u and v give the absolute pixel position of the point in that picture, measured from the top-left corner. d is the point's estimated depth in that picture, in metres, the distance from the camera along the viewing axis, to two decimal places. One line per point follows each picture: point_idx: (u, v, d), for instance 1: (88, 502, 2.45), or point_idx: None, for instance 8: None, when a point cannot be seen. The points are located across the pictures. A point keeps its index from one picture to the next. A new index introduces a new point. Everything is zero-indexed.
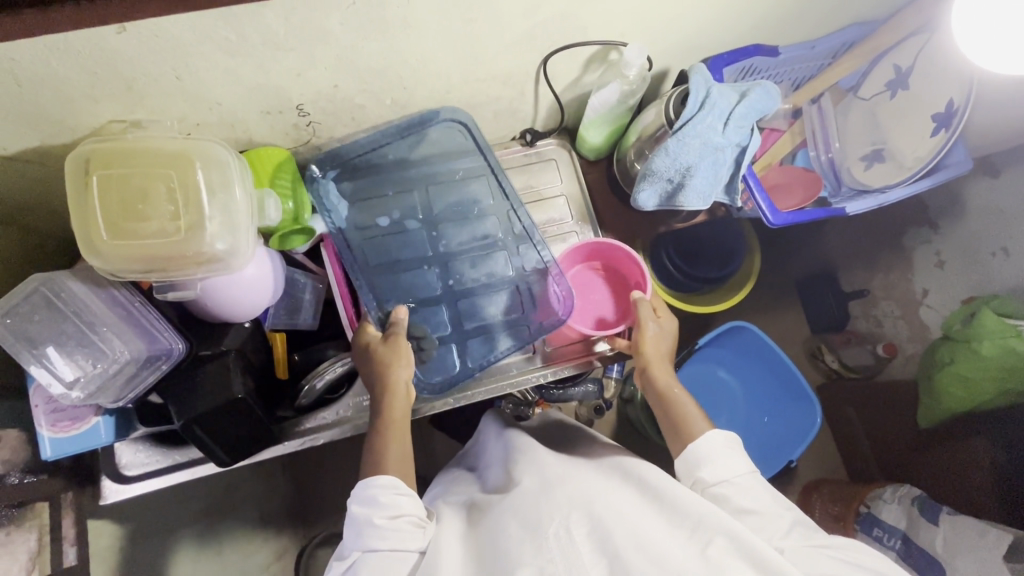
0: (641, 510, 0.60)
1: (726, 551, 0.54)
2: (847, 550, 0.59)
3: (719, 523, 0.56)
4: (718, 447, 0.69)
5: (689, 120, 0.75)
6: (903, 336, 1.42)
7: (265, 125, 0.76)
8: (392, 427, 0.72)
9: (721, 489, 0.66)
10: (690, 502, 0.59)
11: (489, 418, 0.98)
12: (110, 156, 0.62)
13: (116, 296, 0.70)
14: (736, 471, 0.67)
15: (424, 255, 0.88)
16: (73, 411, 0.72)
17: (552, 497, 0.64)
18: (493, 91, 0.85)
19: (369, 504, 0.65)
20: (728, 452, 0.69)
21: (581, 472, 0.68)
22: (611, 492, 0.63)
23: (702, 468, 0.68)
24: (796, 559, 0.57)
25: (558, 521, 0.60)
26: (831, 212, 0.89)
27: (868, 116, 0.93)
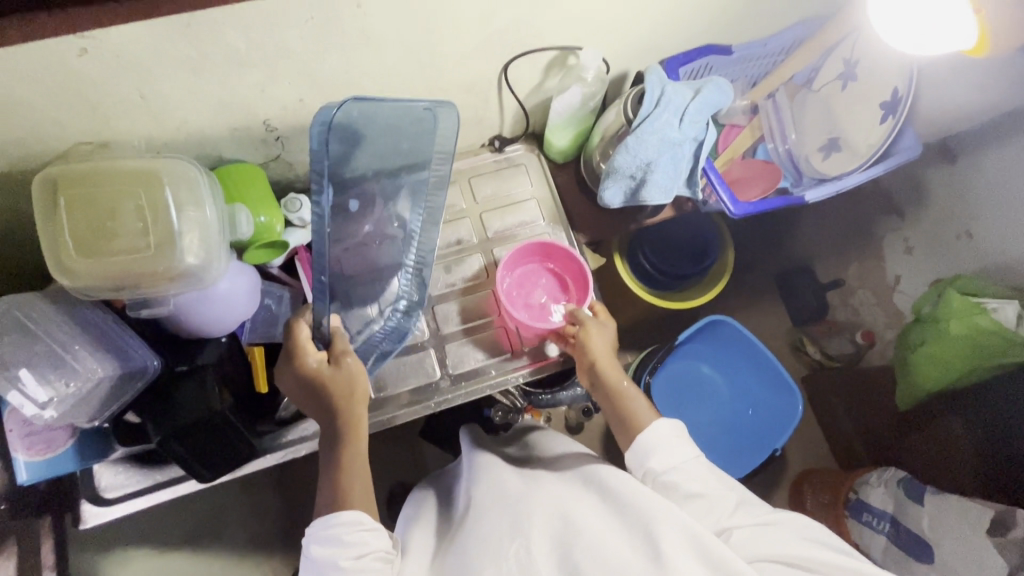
0: (598, 520, 0.66)
1: (678, 544, 0.60)
2: (794, 525, 0.65)
3: (664, 521, 0.62)
4: (666, 434, 0.74)
5: (645, 118, 0.78)
6: (880, 322, 1.45)
7: (234, 142, 0.77)
8: (345, 471, 0.71)
9: (670, 477, 0.70)
10: (644, 505, 0.65)
11: (464, 436, 1.00)
12: (78, 176, 0.63)
13: (88, 316, 0.71)
14: (684, 459, 0.71)
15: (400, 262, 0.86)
16: (49, 433, 0.71)
17: (515, 518, 0.69)
18: (458, 99, 0.87)
19: (333, 542, 0.65)
20: (676, 440, 0.74)
21: (542, 488, 0.75)
22: (572, 504, 0.69)
23: (650, 460, 0.72)
24: (742, 541, 0.62)
25: (520, 539, 0.65)
26: (789, 200, 0.92)
27: (823, 108, 0.97)
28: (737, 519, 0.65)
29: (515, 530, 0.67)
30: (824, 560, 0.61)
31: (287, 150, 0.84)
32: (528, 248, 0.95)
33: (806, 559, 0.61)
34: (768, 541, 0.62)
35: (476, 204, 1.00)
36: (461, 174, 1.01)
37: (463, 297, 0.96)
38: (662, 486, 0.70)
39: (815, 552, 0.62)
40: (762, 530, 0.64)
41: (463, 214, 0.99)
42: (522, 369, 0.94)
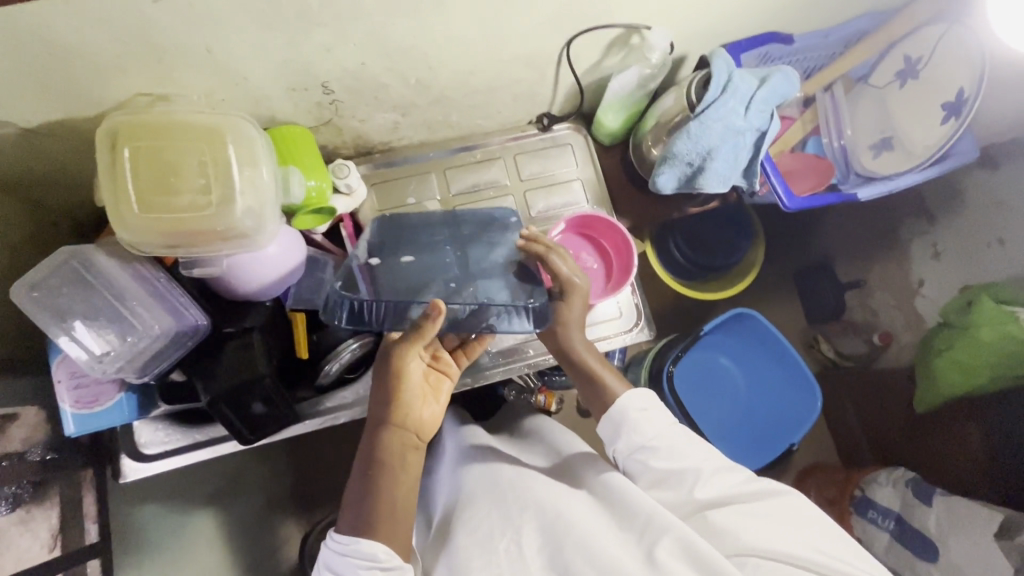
0: (592, 519, 0.66)
1: (671, 547, 0.60)
2: (780, 503, 0.64)
3: (660, 522, 0.62)
4: (634, 406, 0.72)
5: (711, 103, 0.77)
6: (899, 325, 1.41)
7: (289, 103, 0.76)
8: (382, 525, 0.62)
9: (642, 455, 0.70)
10: (638, 505, 0.65)
11: (446, 418, 0.98)
12: (139, 128, 0.61)
13: (142, 271, 0.69)
14: (659, 430, 0.70)
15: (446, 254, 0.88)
16: (96, 386, 0.70)
17: (507, 511, 0.69)
18: (516, 73, 0.85)
19: (343, 574, 0.60)
20: (646, 411, 0.72)
21: (535, 479, 0.74)
22: (566, 498, 0.69)
23: (620, 439, 0.72)
24: (719, 520, 0.63)
25: (510, 535, 0.66)
26: (842, 198, 0.91)
27: (879, 105, 0.95)
28: (717, 493, 0.66)
29: (506, 525, 0.68)
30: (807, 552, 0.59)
31: (340, 114, 0.82)
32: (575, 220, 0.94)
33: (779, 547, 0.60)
34: (751, 534, 0.61)
35: (520, 182, 0.99)
36: (506, 150, 1.00)
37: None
38: (636, 463, 0.70)
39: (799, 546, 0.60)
40: (742, 514, 0.63)
41: (507, 191, 0.99)
42: None
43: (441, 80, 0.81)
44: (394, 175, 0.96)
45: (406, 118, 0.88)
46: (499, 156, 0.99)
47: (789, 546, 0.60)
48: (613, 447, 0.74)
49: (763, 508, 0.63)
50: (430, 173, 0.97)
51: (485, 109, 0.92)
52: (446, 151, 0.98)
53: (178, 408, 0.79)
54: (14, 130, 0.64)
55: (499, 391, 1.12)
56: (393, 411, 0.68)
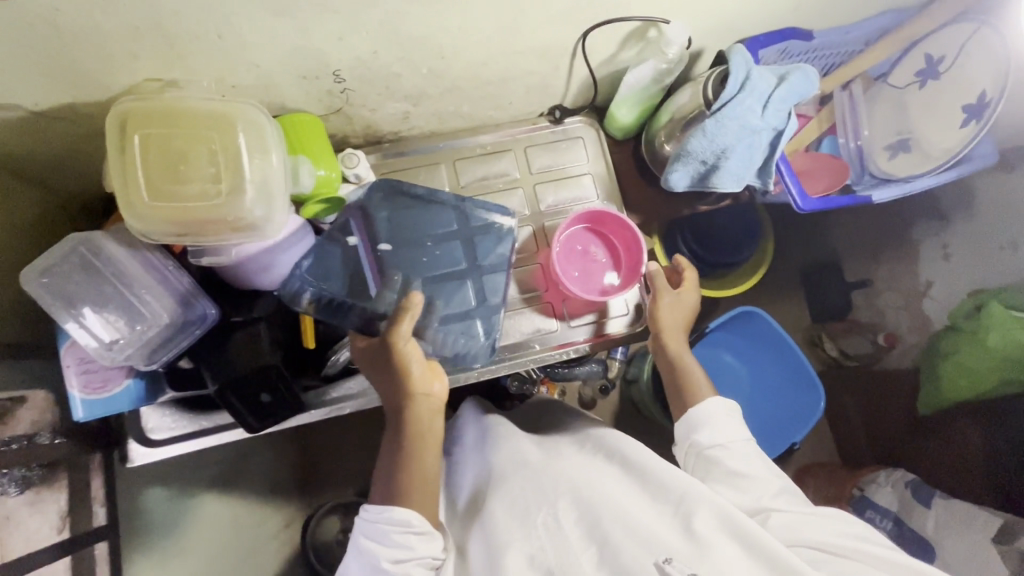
0: (624, 495, 0.66)
1: (709, 520, 0.61)
2: (839, 518, 0.66)
3: (695, 498, 0.64)
4: (718, 411, 0.79)
5: (727, 102, 0.75)
6: (904, 326, 1.39)
7: (300, 91, 0.75)
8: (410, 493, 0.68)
9: (714, 452, 0.75)
10: (671, 481, 0.66)
11: (468, 408, 0.96)
12: (150, 115, 0.61)
13: (150, 259, 0.69)
14: (733, 435, 0.76)
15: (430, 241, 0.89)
16: (106, 372, 0.70)
17: (540, 487, 0.69)
18: (529, 65, 0.83)
19: (379, 539, 0.64)
20: (727, 417, 0.78)
21: (563, 456, 0.75)
22: (592, 476, 0.70)
23: (698, 432, 0.77)
24: (783, 521, 0.65)
25: (548, 509, 0.66)
26: (857, 199, 0.90)
27: (897, 105, 0.93)
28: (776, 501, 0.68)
29: (541, 499, 0.68)
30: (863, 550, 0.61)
31: (350, 103, 0.81)
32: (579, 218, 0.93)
33: (833, 544, 0.62)
34: (807, 530, 0.64)
35: (530, 175, 0.98)
36: (517, 143, 0.99)
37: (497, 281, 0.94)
38: (705, 459, 0.75)
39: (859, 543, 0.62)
40: (801, 518, 0.65)
41: (516, 184, 0.98)
42: (572, 344, 0.94)
43: (454, 70, 0.79)
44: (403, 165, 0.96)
45: (416, 108, 0.87)
46: (510, 148, 0.98)
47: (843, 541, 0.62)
48: (686, 444, 0.79)
49: (822, 516, 0.66)
50: (439, 163, 0.96)
51: (498, 100, 0.91)
52: (456, 142, 0.97)
53: (185, 395, 0.79)
54: (22, 113, 0.63)
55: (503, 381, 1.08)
56: (401, 393, 0.71)
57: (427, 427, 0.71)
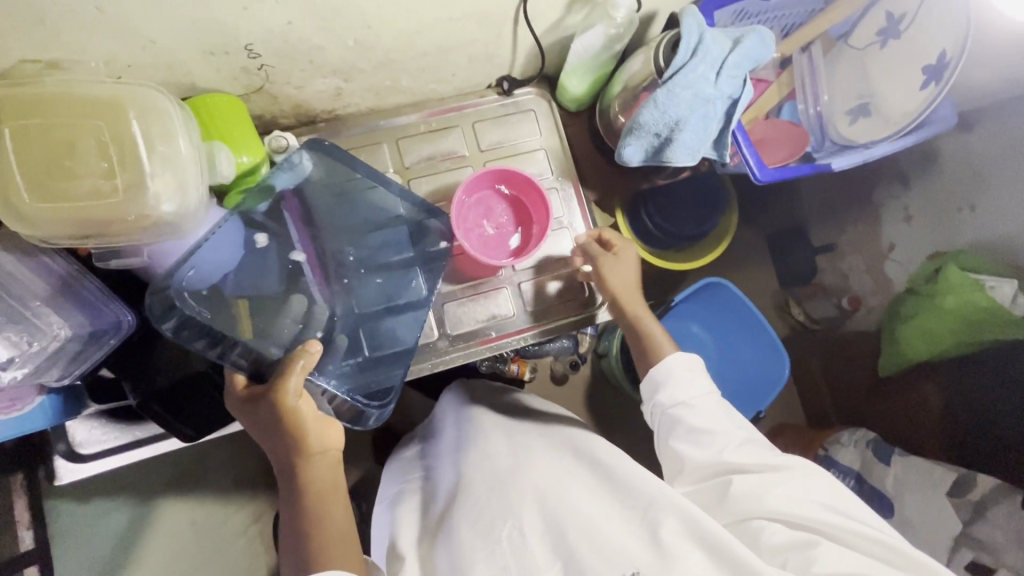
0: (592, 503, 0.65)
1: (677, 530, 0.60)
2: (803, 477, 0.65)
3: (664, 505, 0.62)
4: (679, 371, 0.75)
5: (679, 69, 0.70)
6: (868, 288, 1.39)
7: (210, 69, 0.67)
8: (323, 547, 0.60)
9: (677, 411, 0.73)
10: (641, 488, 0.64)
11: (450, 397, 0.93)
12: (21, 103, 0.53)
13: (47, 265, 0.62)
14: (696, 394, 0.74)
15: (367, 233, 0.84)
16: (15, 391, 0.63)
17: (506, 498, 0.67)
18: (468, 33, 0.76)
19: None
20: (689, 375, 0.75)
21: (533, 461, 0.72)
22: (562, 484, 0.67)
23: (660, 392, 0.75)
24: (747, 485, 0.64)
25: (512, 521, 0.64)
26: (817, 168, 0.87)
27: (857, 67, 0.90)
28: (740, 459, 0.67)
29: (506, 512, 0.65)
30: (824, 521, 0.61)
31: (272, 81, 0.74)
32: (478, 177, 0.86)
33: (796, 517, 0.61)
34: (772, 499, 0.63)
35: (479, 152, 0.93)
36: (464, 118, 0.92)
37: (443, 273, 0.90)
38: (671, 421, 0.73)
39: (824, 514, 0.62)
40: (766, 480, 0.65)
41: (465, 162, 0.92)
42: (528, 330, 0.92)
43: (384, 41, 0.72)
44: (343, 145, 0.89)
45: (349, 84, 0.80)
46: (456, 124, 0.92)
47: (806, 513, 0.62)
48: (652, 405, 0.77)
49: (783, 475, 0.65)
50: (381, 143, 0.90)
51: (439, 73, 0.84)
52: (399, 119, 0.90)
53: (112, 406, 0.74)
54: None
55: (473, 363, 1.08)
56: (293, 451, 0.63)
57: (326, 484, 0.63)
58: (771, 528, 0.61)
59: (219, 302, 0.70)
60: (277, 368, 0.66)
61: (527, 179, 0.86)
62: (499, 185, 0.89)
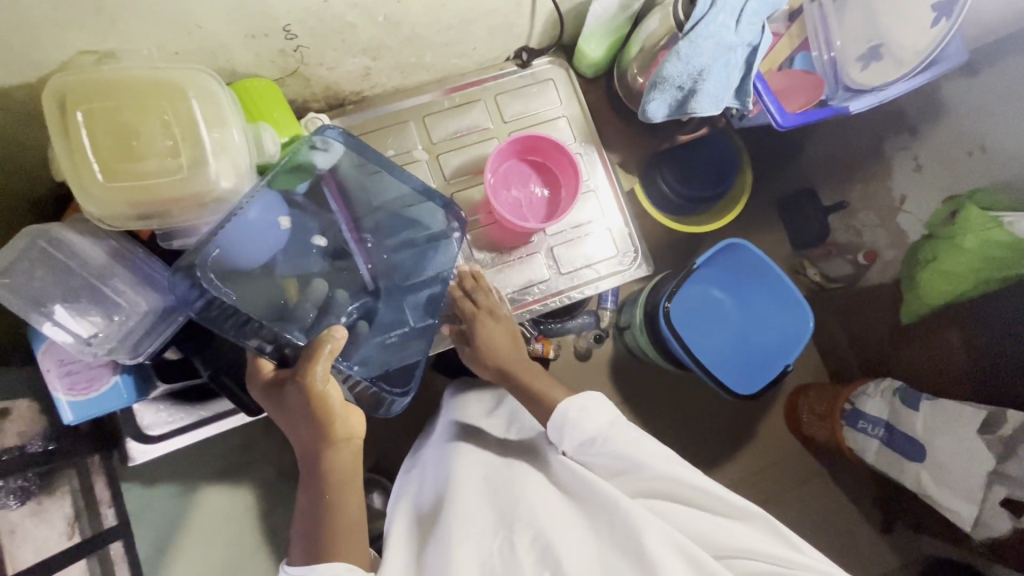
0: (572, 520, 0.63)
1: (659, 542, 0.57)
2: (756, 520, 0.62)
3: (638, 519, 0.58)
4: (579, 412, 0.70)
5: (700, 19, 0.72)
6: (882, 243, 1.36)
7: (250, 52, 0.70)
8: (338, 537, 0.61)
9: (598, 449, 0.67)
10: (611, 499, 0.61)
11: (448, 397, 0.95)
12: (88, 88, 0.56)
13: (119, 246, 0.66)
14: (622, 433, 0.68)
15: (389, 209, 0.82)
16: (90, 371, 0.67)
17: (504, 510, 0.66)
18: (490, 3, 0.79)
19: None
20: (587, 414, 0.70)
21: (524, 480, 0.70)
22: (541, 502, 0.65)
23: (568, 436, 0.70)
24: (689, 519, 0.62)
25: (505, 533, 0.63)
26: (834, 109, 0.92)
27: (867, 12, 0.91)
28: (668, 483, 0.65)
29: (502, 525, 0.64)
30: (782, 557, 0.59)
31: (306, 62, 0.76)
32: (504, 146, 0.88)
33: (755, 552, 0.59)
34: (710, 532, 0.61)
35: (503, 124, 0.95)
36: (485, 92, 0.95)
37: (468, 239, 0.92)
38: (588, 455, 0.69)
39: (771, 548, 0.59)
40: (713, 515, 0.62)
41: (490, 135, 0.95)
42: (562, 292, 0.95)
43: (412, 15, 0.75)
44: (371, 126, 0.92)
45: (377, 63, 0.83)
46: (479, 98, 0.95)
47: (741, 542, 0.59)
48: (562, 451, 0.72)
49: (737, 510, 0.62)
50: (408, 122, 0.93)
51: (460, 46, 0.87)
52: (423, 97, 0.93)
53: (179, 386, 0.77)
54: None
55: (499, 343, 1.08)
56: (321, 436, 0.64)
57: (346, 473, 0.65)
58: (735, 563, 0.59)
59: (244, 285, 0.70)
60: (304, 353, 0.67)
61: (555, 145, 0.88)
62: (527, 153, 0.91)
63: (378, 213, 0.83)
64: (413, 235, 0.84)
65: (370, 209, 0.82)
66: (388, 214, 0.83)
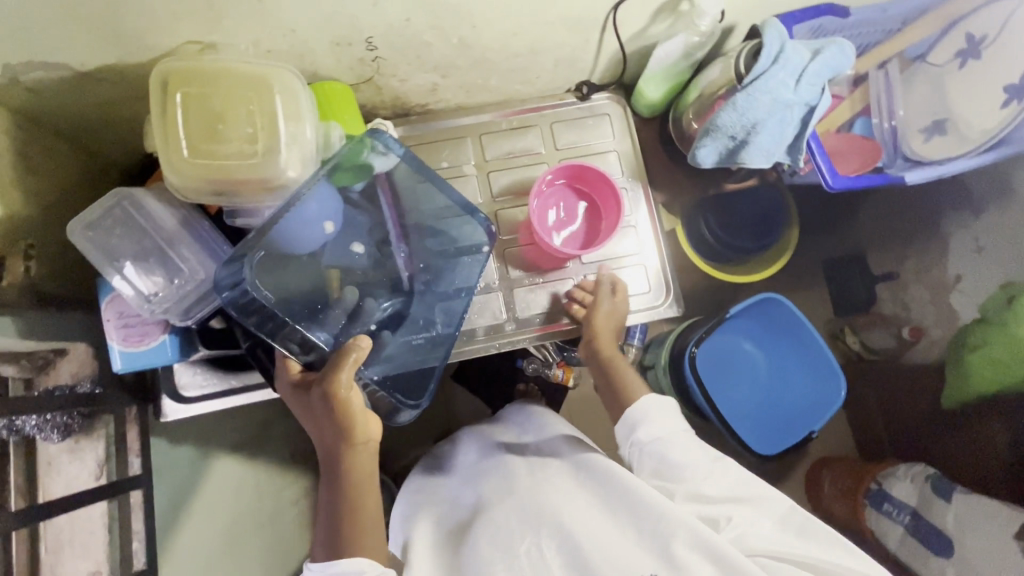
0: (601, 526, 0.67)
1: (688, 556, 0.61)
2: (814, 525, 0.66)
3: (674, 526, 0.63)
4: (653, 407, 0.77)
5: (760, 75, 0.74)
6: (929, 319, 1.29)
7: (332, 57, 0.76)
8: (356, 531, 0.66)
9: (655, 446, 0.73)
10: (649, 501, 0.65)
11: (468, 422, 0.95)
12: (188, 74, 0.63)
13: (188, 217, 0.73)
14: (675, 434, 0.74)
15: (424, 218, 0.85)
16: (143, 326, 0.73)
17: (529, 513, 0.69)
18: (559, 37, 0.83)
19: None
20: (661, 410, 0.77)
21: (554, 480, 0.73)
22: (569, 508, 0.69)
23: (638, 431, 0.76)
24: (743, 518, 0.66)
25: (533, 537, 0.67)
26: (888, 179, 0.89)
27: (935, 85, 0.90)
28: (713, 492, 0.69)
29: (526, 528, 0.68)
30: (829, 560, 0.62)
31: (381, 72, 0.82)
32: (551, 171, 0.91)
33: (795, 553, 0.63)
34: (750, 537, 0.64)
35: (555, 151, 0.99)
36: (542, 118, 0.99)
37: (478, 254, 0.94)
38: (649, 454, 0.74)
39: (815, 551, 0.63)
40: (757, 517, 0.66)
41: (541, 159, 0.98)
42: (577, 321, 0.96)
43: (484, 41, 0.80)
44: (431, 137, 0.97)
45: (445, 81, 0.88)
46: (535, 123, 0.99)
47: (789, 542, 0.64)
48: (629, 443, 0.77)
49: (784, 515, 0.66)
50: (465, 138, 0.97)
51: (525, 74, 0.91)
52: (483, 116, 0.98)
53: (217, 353, 0.82)
54: (67, 72, 0.65)
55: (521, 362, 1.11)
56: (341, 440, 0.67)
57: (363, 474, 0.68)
58: (776, 563, 0.62)
59: (287, 279, 0.76)
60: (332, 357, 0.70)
61: (602, 177, 0.91)
62: (573, 180, 0.94)
63: (420, 221, 0.86)
64: (450, 247, 0.86)
65: (414, 215, 0.85)
66: (427, 222, 0.86)
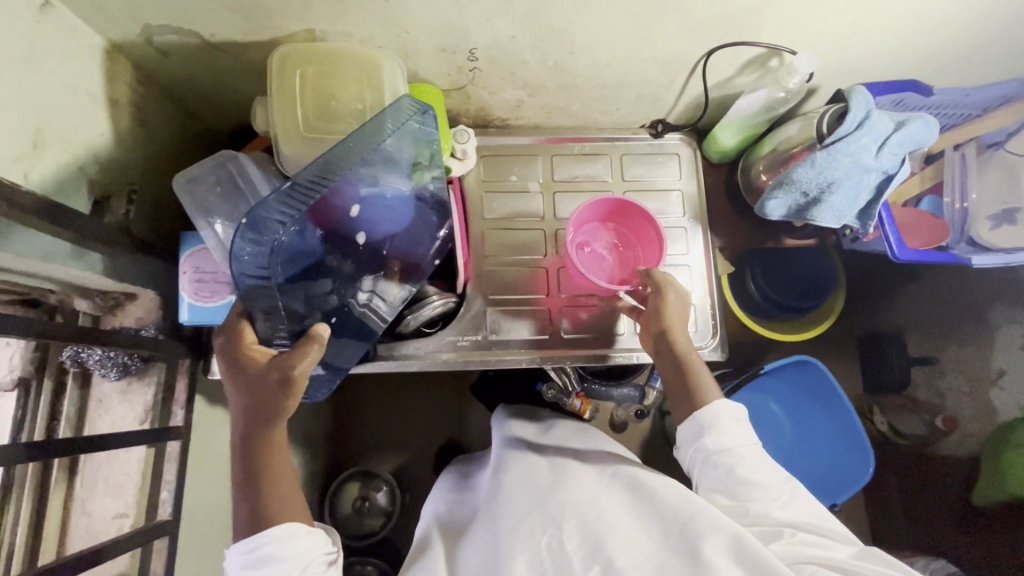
0: (624, 519, 0.67)
1: (719, 548, 0.58)
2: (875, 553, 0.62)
3: (703, 523, 0.61)
4: (727, 416, 0.74)
5: (843, 137, 0.76)
6: (967, 413, 1.21)
7: (435, 63, 0.80)
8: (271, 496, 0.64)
9: (723, 456, 0.71)
10: (675, 507, 0.64)
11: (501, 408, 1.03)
12: (310, 54, 0.72)
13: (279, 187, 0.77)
14: (744, 441, 0.72)
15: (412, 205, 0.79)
16: (214, 284, 0.75)
17: (547, 510, 0.69)
18: (646, 74, 0.86)
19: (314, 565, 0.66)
20: (736, 422, 0.74)
21: (570, 478, 0.75)
22: (596, 506, 0.68)
23: (703, 437, 0.73)
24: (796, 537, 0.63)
25: (551, 531, 0.67)
26: (958, 259, 0.90)
27: (1009, 175, 0.92)
28: (780, 514, 0.67)
29: (547, 523, 0.68)
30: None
31: (474, 83, 0.86)
32: (596, 204, 0.90)
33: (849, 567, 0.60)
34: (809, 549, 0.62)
35: (621, 181, 1.01)
36: (613, 148, 1.02)
37: (530, 269, 0.96)
38: (715, 464, 0.71)
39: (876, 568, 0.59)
40: (815, 539, 0.64)
41: (607, 187, 1.00)
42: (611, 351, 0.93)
43: (576, 67, 0.83)
44: (504, 151, 1.00)
45: (530, 99, 0.92)
46: (606, 152, 1.01)
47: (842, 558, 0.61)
48: (694, 446, 0.74)
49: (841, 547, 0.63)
50: (537, 156, 1.00)
51: (606, 103, 0.94)
52: (556, 138, 1.01)
53: None
54: (200, 39, 0.71)
55: (539, 386, 1.06)
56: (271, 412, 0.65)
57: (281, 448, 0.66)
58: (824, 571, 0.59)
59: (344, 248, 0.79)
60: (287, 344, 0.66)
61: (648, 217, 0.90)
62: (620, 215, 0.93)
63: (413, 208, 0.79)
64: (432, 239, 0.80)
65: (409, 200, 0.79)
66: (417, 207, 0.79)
